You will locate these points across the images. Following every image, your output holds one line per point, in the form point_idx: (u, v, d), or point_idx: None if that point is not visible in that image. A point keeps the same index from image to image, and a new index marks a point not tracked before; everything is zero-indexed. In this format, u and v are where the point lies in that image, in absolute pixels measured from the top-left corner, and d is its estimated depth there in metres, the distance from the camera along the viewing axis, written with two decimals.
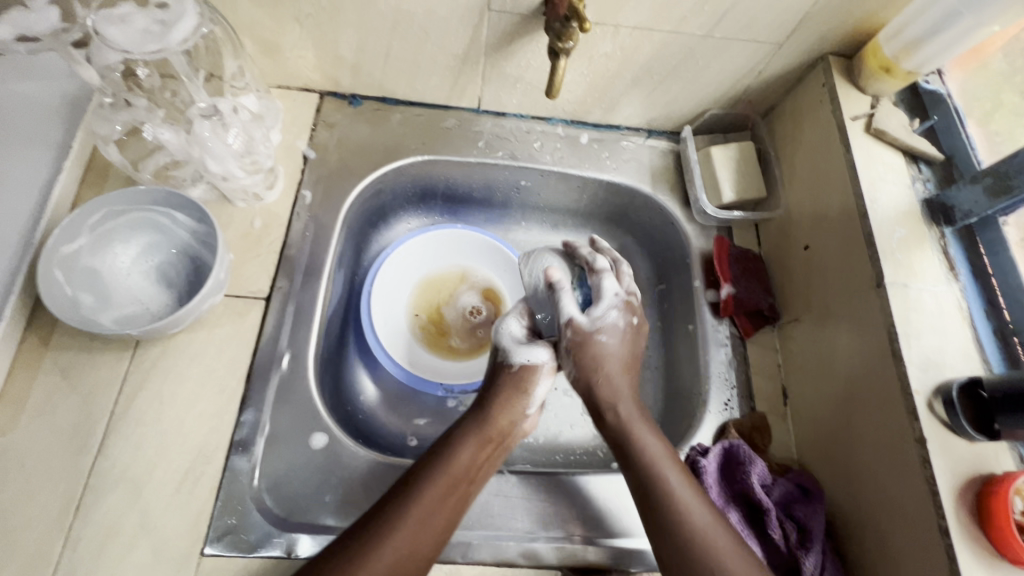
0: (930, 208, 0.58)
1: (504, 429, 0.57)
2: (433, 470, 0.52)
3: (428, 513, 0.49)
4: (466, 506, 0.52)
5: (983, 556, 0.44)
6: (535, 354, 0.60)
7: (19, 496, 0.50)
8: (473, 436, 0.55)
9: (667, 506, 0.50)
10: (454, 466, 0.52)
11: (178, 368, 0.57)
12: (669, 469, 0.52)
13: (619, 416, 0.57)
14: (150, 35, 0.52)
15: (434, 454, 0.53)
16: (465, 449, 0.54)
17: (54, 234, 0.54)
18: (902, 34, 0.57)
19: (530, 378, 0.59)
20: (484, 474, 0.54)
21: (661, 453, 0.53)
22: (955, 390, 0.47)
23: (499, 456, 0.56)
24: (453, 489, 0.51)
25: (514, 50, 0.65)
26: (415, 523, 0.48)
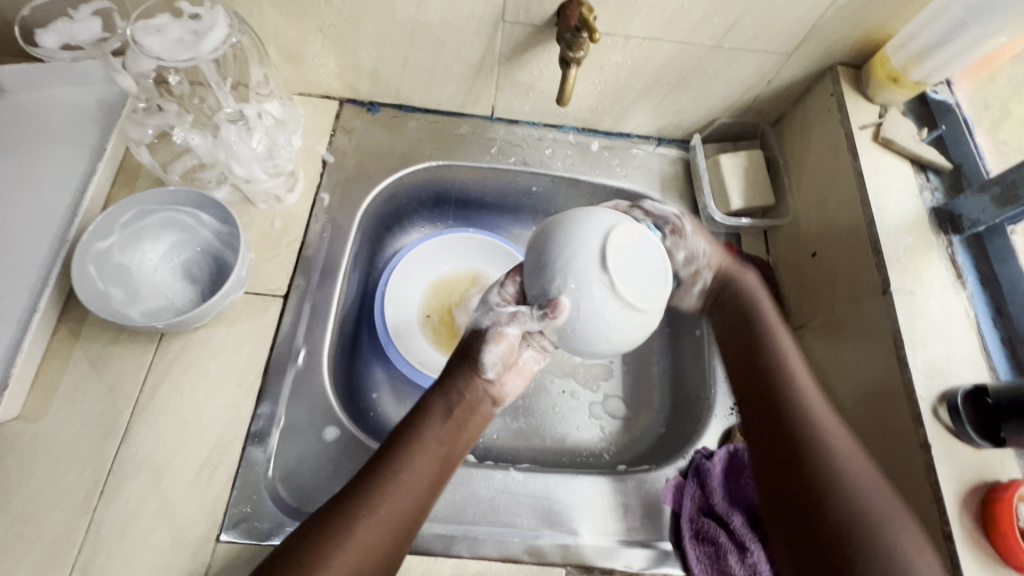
0: (938, 216, 0.58)
1: (472, 399, 0.57)
2: (402, 444, 0.52)
3: (400, 483, 0.50)
4: (440, 473, 0.53)
5: (987, 563, 0.44)
6: (484, 320, 0.58)
7: (48, 479, 0.53)
8: (441, 407, 0.56)
9: (828, 456, 0.48)
10: (424, 438, 0.53)
11: (199, 361, 0.60)
12: (810, 391, 0.53)
13: (717, 266, 0.65)
14: (184, 44, 0.55)
15: (402, 429, 0.54)
16: (432, 420, 0.55)
17: (88, 231, 0.57)
18: (910, 45, 0.58)
19: (479, 346, 0.58)
20: (454, 442, 0.55)
21: (814, 391, 0.54)
22: (960, 397, 0.48)
23: (472, 424, 0.57)
24: (424, 458, 0.52)
25: (527, 60, 0.67)
26: (387, 499, 0.49)
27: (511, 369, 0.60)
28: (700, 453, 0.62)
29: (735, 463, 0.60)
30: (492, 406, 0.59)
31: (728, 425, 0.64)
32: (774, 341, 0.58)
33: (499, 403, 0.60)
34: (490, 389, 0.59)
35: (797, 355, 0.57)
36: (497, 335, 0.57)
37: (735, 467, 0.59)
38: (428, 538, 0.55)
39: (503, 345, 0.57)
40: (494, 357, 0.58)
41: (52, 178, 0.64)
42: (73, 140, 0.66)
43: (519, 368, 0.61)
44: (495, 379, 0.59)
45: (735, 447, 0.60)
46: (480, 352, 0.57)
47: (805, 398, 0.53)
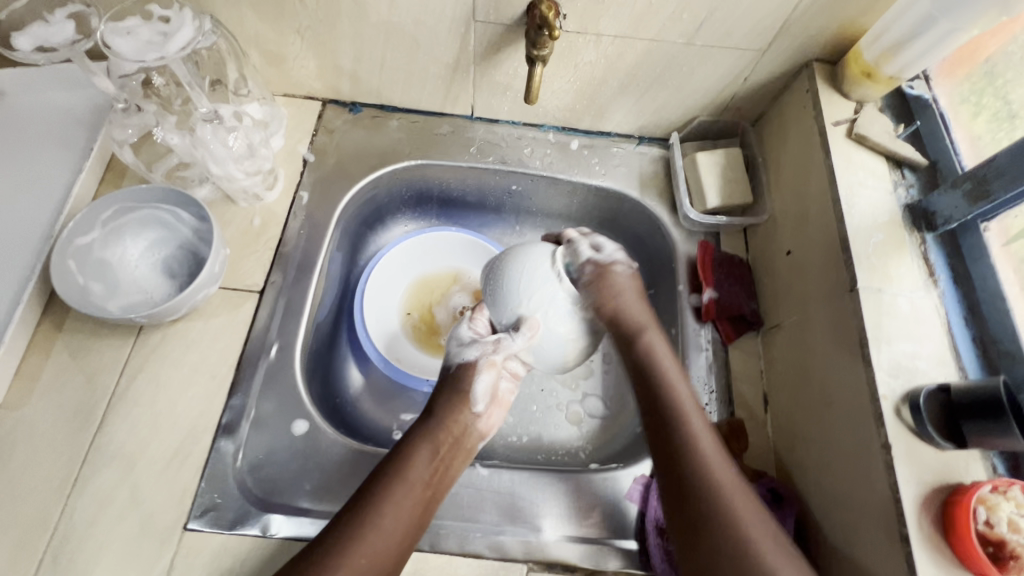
0: (912, 214, 0.57)
1: (459, 434, 0.58)
2: (384, 485, 0.53)
3: (382, 527, 0.50)
4: (424, 512, 0.53)
5: (945, 567, 0.42)
6: (472, 352, 0.61)
7: (25, 465, 0.55)
8: (425, 446, 0.56)
9: (696, 465, 0.52)
10: (410, 476, 0.54)
11: (175, 354, 0.61)
12: (697, 419, 0.55)
13: (647, 340, 0.61)
14: (152, 45, 0.57)
15: (387, 468, 0.55)
16: (416, 460, 0.55)
17: (66, 228, 0.59)
18: (882, 39, 0.57)
19: (468, 380, 0.60)
20: (441, 480, 0.56)
21: (694, 411, 0.56)
22: (922, 396, 0.46)
23: (460, 459, 0.57)
24: (406, 499, 0.53)
25: (501, 59, 0.68)
26: (371, 537, 0.50)
27: (494, 400, 0.61)
28: None
29: None
30: (479, 439, 0.60)
31: None
32: (647, 347, 0.60)
33: (485, 437, 0.60)
34: (477, 423, 0.60)
35: (692, 401, 0.57)
36: (490, 363, 0.60)
37: None
38: None
39: (495, 372, 0.61)
40: (484, 386, 0.60)
41: (42, 177, 0.66)
42: (63, 141, 0.68)
43: (500, 399, 0.62)
44: (481, 412, 0.60)
45: None
46: (471, 383, 0.60)
47: (680, 413, 0.56)
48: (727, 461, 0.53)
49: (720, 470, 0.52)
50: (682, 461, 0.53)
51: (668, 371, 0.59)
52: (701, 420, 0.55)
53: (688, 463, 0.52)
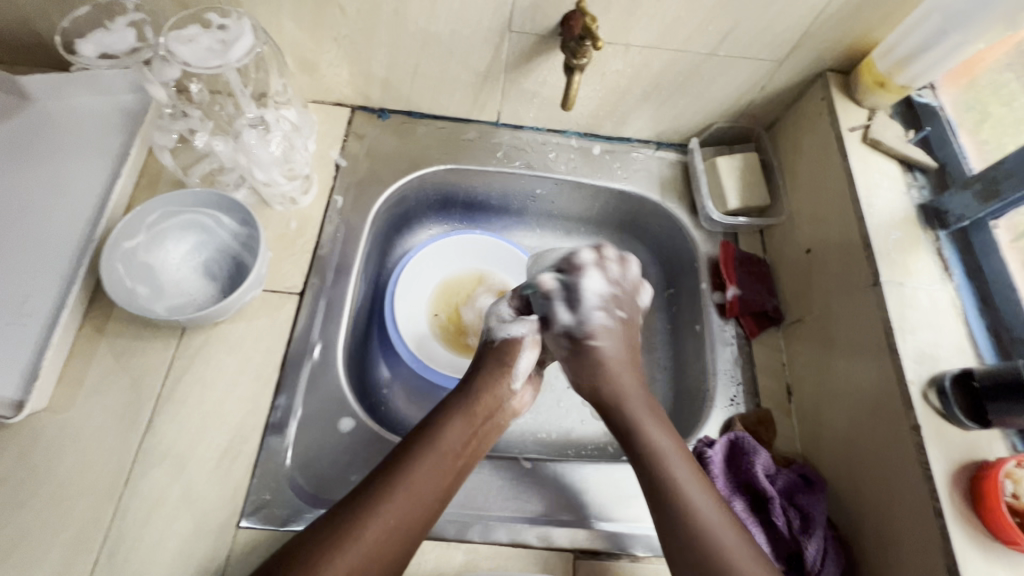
0: (925, 213, 0.61)
1: (492, 408, 0.59)
2: (421, 446, 0.54)
3: (415, 486, 0.51)
4: (453, 479, 0.54)
5: (977, 538, 0.46)
6: (519, 328, 0.63)
7: (75, 468, 0.55)
8: (460, 414, 0.57)
9: (672, 496, 0.52)
10: (444, 441, 0.54)
11: (219, 355, 0.62)
12: (665, 439, 0.56)
13: (614, 389, 0.60)
14: (212, 53, 0.60)
15: (423, 432, 0.55)
16: (450, 428, 0.56)
17: (116, 229, 0.60)
18: (894, 52, 0.62)
19: (513, 353, 0.62)
20: (473, 451, 0.56)
21: (671, 448, 0.55)
22: (947, 380, 0.50)
23: (489, 433, 0.58)
24: (440, 462, 0.53)
25: (532, 67, 0.70)
26: (403, 500, 0.50)
27: (528, 381, 0.63)
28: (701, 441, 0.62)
29: (736, 449, 0.60)
30: (509, 416, 0.61)
31: (728, 416, 0.65)
32: (632, 422, 0.58)
33: (516, 415, 0.62)
34: (511, 401, 0.61)
35: (640, 401, 0.59)
36: (533, 343, 0.63)
37: (736, 453, 0.60)
38: (441, 524, 0.57)
39: (537, 351, 0.63)
40: (526, 364, 0.62)
41: (80, 181, 0.66)
42: (99, 146, 0.69)
43: (531, 380, 0.64)
44: (516, 390, 0.62)
45: (736, 434, 0.61)
46: (515, 360, 0.62)
47: (654, 447, 0.55)
48: (690, 468, 0.54)
49: (700, 501, 0.51)
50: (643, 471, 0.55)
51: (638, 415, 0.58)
52: (671, 441, 0.56)
53: (667, 490, 0.52)
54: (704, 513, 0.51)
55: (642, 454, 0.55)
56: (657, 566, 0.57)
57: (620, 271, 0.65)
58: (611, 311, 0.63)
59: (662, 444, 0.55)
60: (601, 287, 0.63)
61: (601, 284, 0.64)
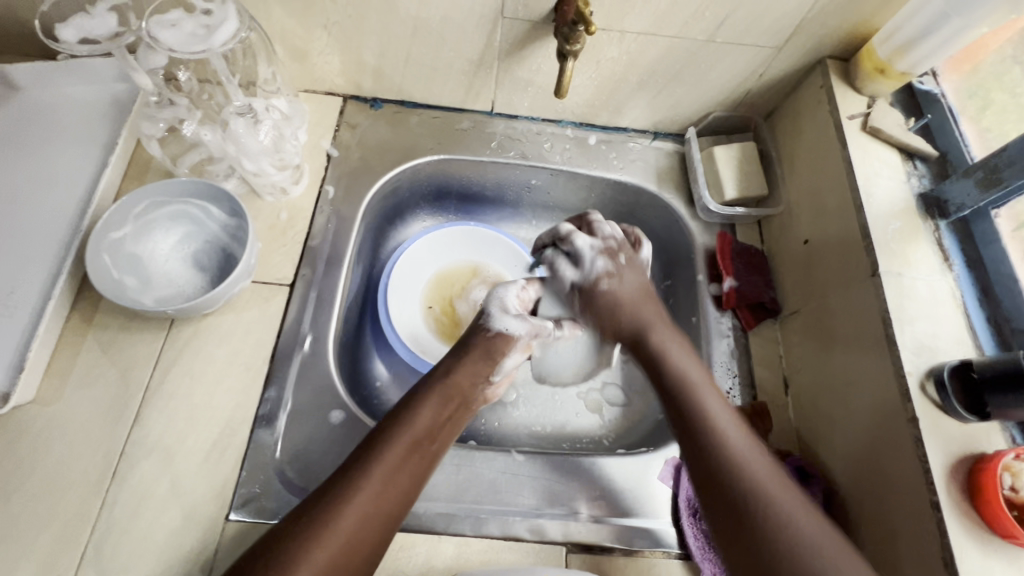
0: (925, 203, 0.60)
1: (466, 392, 0.58)
2: (392, 430, 0.52)
3: (391, 471, 0.49)
4: (428, 460, 0.52)
5: (974, 532, 0.45)
6: (517, 325, 0.61)
7: (62, 460, 0.54)
8: (433, 396, 0.55)
9: (736, 476, 0.48)
10: (416, 426, 0.53)
11: (208, 347, 0.61)
12: (720, 409, 0.53)
13: (655, 341, 0.58)
14: (195, 37, 0.57)
15: (395, 416, 0.53)
16: (423, 412, 0.54)
17: (101, 220, 0.59)
18: (895, 37, 0.61)
19: (502, 347, 0.60)
20: (445, 434, 0.55)
21: (722, 416, 0.52)
22: (946, 372, 0.49)
23: (461, 417, 0.57)
24: (415, 445, 0.52)
25: (526, 55, 0.69)
26: (376, 485, 0.48)
27: (506, 376, 0.62)
28: None
29: None
30: (482, 399, 0.60)
31: None
32: (681, 376, 0.55)
33: (487, 401, 0.61)
34: (485, 389, 0.60)
35: (701, 372, 0.56)
36: (524, 345, 0.62)
37: None
38: (432, 517, 0.56)
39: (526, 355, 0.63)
40: (512, 361, 0.62)
41: (67, 172, 0.65)
42: (87, 136, 0.68)
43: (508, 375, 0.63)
44: (495, 382, 0.61)
45: None
46: (504, 357, 0.61)
47: (704, 417, 0.52)
48: (751, 441, 0.51)
49: (749, 457, 0.49)
50: (701, 444, 0.51)
51: (686, 371, 0.56)
52: (724, 408, 0.53)
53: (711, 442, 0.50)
54: (764, 485, 0.47)
55: (692, 422, 0.52)
56: (650, 560, 0.56)
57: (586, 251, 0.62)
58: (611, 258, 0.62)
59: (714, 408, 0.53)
60: (572, 271, 0.63)
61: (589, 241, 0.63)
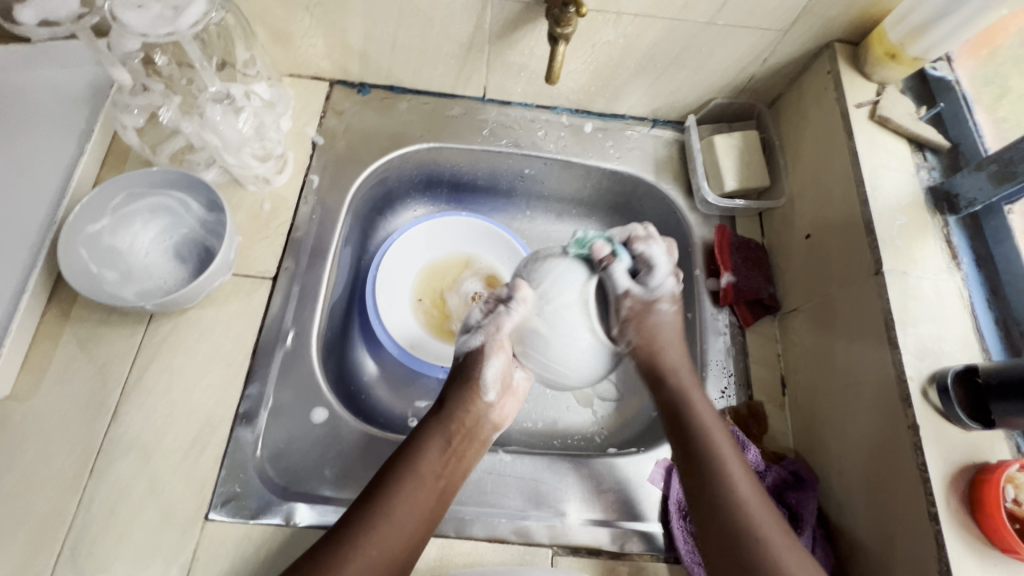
0: (935, 197, 0.57)
1: (466, 430, 0.57)
2: (395, 480, 0.52)
3: (387, 532, 0.49)
4: (432, 510, 0.52)
5: (974, 544, 0.44)
6: (478, 339, 0.60)
7: (37, 458, 0.53)
8: (434, 443, 0.55)
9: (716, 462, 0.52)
10: (422, 468, 0.53)
11: (189, 342, 0.60)
12: (719, 433, 0.55)
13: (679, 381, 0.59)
14: (163, 19, 0.55)
15: (395, 463, 0.53)
16: (429, 453, 0.54)
17: (75, 213, 0.57)
18: (907, 20, 0.57)
19: (477, 367, 0.59)
20: (453, 473, 0.55)
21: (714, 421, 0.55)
22: (950, 378, 0.47)
23: (471, 452, 0.57)
24: (417, 493, 0.52)
25: (518, 38, 0.66)
26: (382, 534, 0.49)
27: (506, 392, 0.60)
28: None
29: None
30: (489, 429, 0.59)
31: (718, 409, 0.62)
32: (677, 386, 0.58)
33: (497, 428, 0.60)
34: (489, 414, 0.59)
35: (685, 367, 0.60)
36: (497, 347, 0.59)
37: None
38: None
39: (504, 354, 0.59)
40: (494, 373, 0.59)
41: (40, 158, 0.63)
42: (61, 121, 0.65)
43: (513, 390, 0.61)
44: (493, 403, 0.59)
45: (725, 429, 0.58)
46: (480, 370, 0.59)
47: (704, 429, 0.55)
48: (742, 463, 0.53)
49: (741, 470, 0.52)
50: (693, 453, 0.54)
51: (707, 423, 0.55)
52: (714, 416, 0.56)
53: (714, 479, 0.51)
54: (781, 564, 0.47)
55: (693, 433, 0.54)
56: (639, 564, 0.55)
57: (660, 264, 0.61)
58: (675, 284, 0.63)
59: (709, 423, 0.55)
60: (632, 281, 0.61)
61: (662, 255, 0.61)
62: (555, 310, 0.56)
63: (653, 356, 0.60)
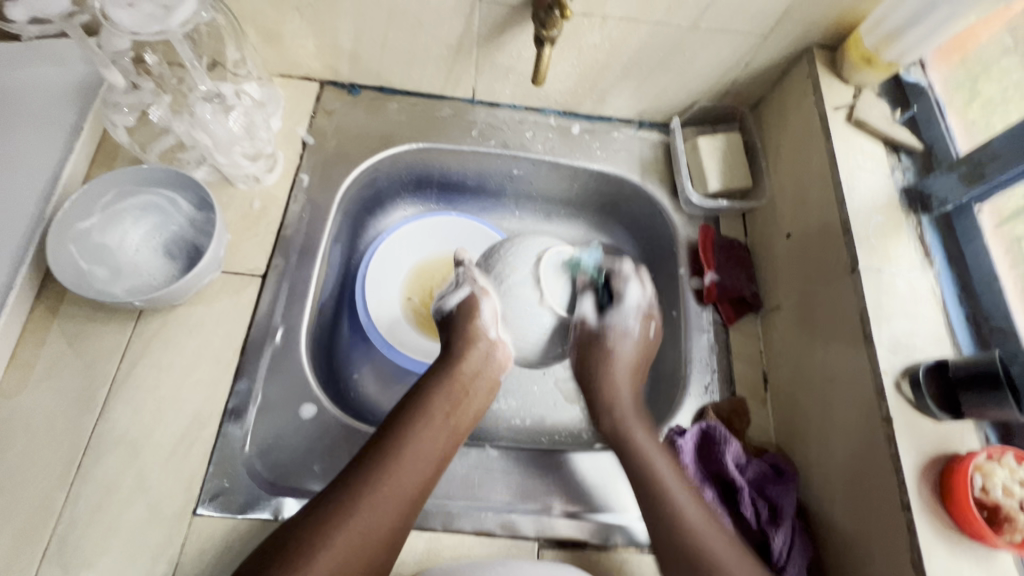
0: (909, 196, 0.59)
1: (471, 373, 0.58)
2: (408, 417, 0.54)
3: (405, 458, 0.51)
4: (446, 445, 0.54)
5: (945, 531, 0.45)
6: (462, 291, 0.61)
7: (24, 454, 0.53)
8: (446, 384, 0.57)
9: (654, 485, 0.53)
10: (433, 409, 0.55)
11: (177, 339, 0.60)
12: (658, 459, 0.55)
13: (614, 421, 0.59)
14: (154, 18, 0.55)
15: (409, 403, 0.56)
16: (438, 395, 0.56)
17: (63, 209, 0.58)
18: (883, 25, 0.59)
19: (472, 314, 0.60)
20: (462, 415, 0.57)
21: (652, 448, 0.56)
22: (922, 372, 0.49)
23: (478, 395, 0.58)
24: (430, 430, 0.53)
25: (505, 41, 0.67)
26: (393, 467, 0.50)
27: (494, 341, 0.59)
28: (672, 431, 0.61)
29: (707, 439, 0.58)
30: (497, 371, 0.60)
31: (702, 405, 0.63)
32: (619, 425, 0.59)
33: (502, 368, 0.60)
34: (492, 354, 0.60)
35: (631, 410, 0.60)
36: (483, 291, 0.60)
37: (707, 443, 0.58)
38: None
39: (489, 298, 0.60)
40: (489, 312, 0.59)
41: (28, 157, 0.63)
42: (50, 119, 0.65)
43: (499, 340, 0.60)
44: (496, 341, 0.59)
45: (708, 425, 0.59)
46: (478, 316, 0.60)
47: (642, 457, 0.55)
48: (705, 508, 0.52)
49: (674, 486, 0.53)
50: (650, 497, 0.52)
51: (646, 450, 0.55)
52: (669, 465, 0.54)
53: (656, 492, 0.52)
54: None
55: (634, 463, 0.55)
56: (623, 556, 0.55)
57: (633, 299, 0.63)
58: (644, 323, 0.64)
59: (643, 442, 0.56)
60: (592, 311, 0.61)
61: (639, 296, 0.64)
62: (510, 287, 0.58)
63: (592, 389, 0.62)
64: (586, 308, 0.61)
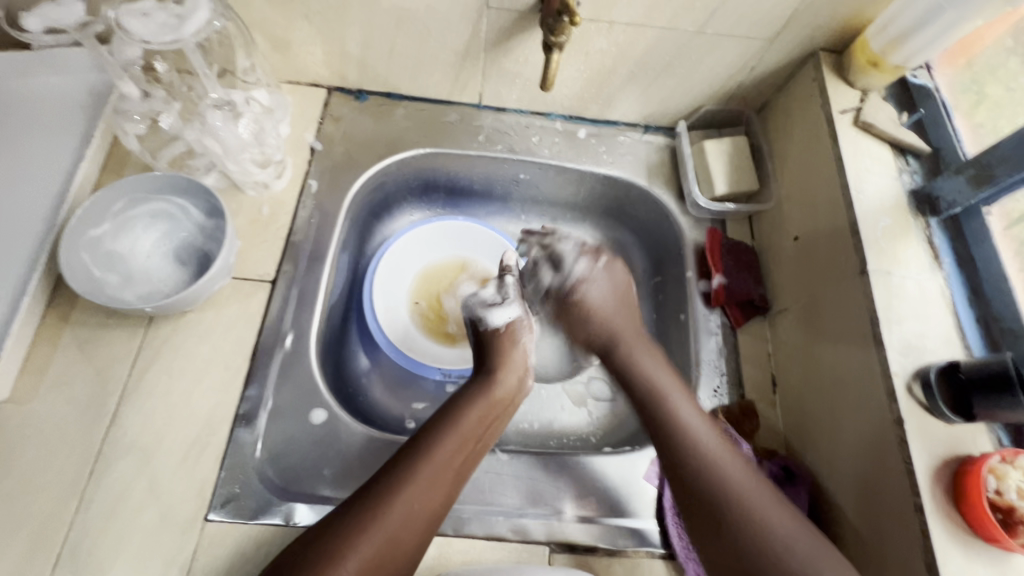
0: (916, 199, 0.60)
1: (508, 387, 0.60)
2: (442, 427, 0.54)
3: (440, 468, 0.51)
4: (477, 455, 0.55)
5: (959, 534, 0.45)
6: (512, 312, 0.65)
7: (37, 460, 0.54)
8: (482, 398, 0.58)
9: (682, 435, 0.55)
10: (469, 419, 0.56)
11: (187, 345, 0.60)
12: (683, 406, 0.57)
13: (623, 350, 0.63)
14: (166, 27, 0.56)
15: (444, 413, 0.56)
16: (474, 406, 0.57)
17: (76, 217, 0.58)
18: (889, 29, 0.59)
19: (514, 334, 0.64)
20: (494, 428, 0.58)
21: (668, 387, 0.59)
22: (933, 374, 0.49)
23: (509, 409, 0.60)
24: (464, 441, 0.54)
25: (512, 46, 0.68)
26: (427, 477, 0.50)
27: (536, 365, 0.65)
28: None
29: None
30: (527, 393, 0.63)
31: (712, 407, 0.63)
32: (627, 354, 0.63)
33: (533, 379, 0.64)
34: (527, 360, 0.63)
35: (628, 330, 0.65)
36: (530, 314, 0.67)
37: None
38: None
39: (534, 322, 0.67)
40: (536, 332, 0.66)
41: (39, 164, 0.63)
42: (61, 127, 0.66)
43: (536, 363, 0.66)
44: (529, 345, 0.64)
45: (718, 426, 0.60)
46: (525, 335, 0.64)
47: (668, 406, 0.57)
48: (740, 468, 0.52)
49: (697, 426, 0.55)
50: (686, 478, 0.53)
51: (663, 387, 0.59)
52: (667, 378, 0.60)
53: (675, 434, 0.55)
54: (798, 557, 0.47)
55: (655, 412, 0.57)
56: (634, 560, 0.55)
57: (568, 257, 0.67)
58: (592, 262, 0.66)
59: (660, 382, 0.59)
60: (552, 275, 0.67)
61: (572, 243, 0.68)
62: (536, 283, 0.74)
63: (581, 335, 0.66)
64: (545, 275, 0.68)
